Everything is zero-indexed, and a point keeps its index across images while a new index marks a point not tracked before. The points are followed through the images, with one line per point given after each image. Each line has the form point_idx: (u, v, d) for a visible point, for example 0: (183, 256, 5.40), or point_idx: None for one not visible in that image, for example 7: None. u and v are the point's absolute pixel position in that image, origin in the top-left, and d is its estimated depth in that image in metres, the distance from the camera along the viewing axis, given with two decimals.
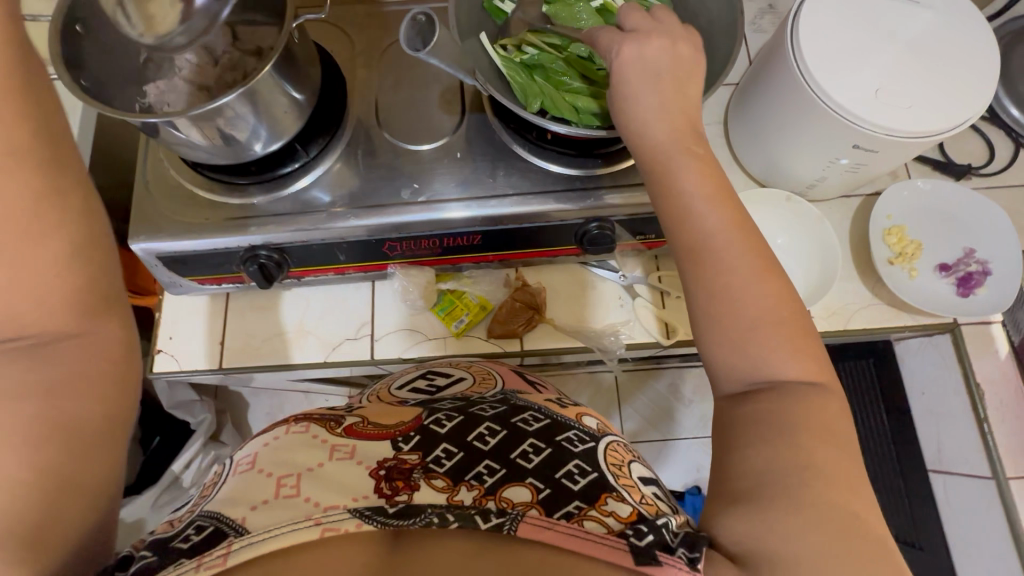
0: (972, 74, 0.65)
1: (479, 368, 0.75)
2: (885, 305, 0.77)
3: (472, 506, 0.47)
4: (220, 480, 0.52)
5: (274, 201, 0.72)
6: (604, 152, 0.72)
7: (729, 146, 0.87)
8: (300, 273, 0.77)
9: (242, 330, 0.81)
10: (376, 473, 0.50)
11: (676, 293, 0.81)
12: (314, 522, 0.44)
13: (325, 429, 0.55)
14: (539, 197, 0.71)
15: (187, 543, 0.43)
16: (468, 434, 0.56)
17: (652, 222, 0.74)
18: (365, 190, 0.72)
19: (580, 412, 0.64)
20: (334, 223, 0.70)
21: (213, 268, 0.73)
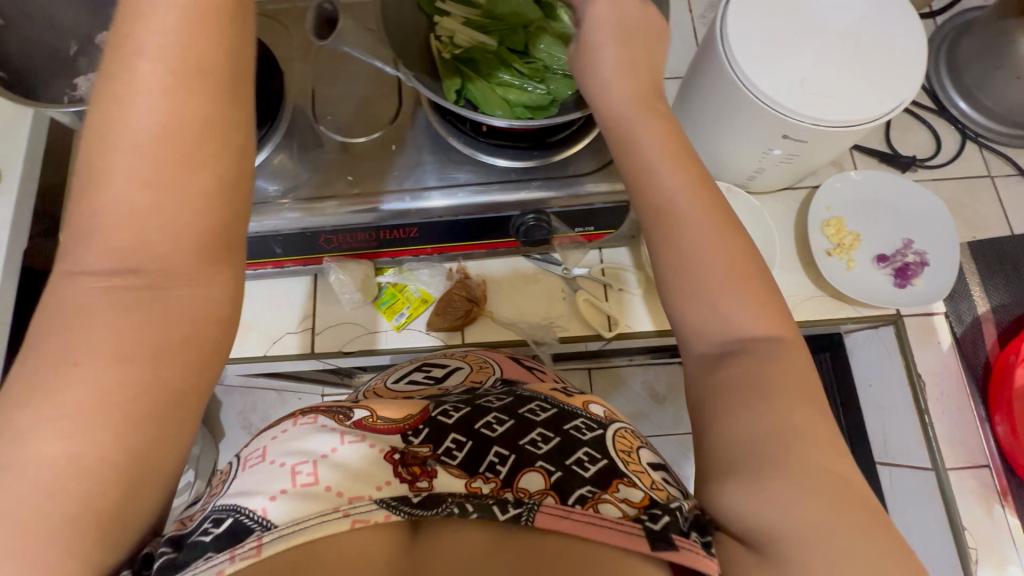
0: (898, 65, 0.65)
1: (478, 359, 0.72)
2: (828, 296, 0.77)
3: (489, 495, 0.44)
4: (229, 477, 0.45)
5: None
6: (556, 140, 0.72)
7: None
8: None
9: None
10: (392, 459, 0.45)
11: (618, 286, 0.81)
12: (342, 514, 0.40)
13: (333, 417, 0.48)
14: (494, 187, 0.71)
15: (208, 536, 0.37)
16: (476, 422, 0.51)
17: (589, 214, 0.74)
18: (304, 179, 0.71)
19: (587, 400, 0.58)
20: (267, 215, 0.69)
21: None
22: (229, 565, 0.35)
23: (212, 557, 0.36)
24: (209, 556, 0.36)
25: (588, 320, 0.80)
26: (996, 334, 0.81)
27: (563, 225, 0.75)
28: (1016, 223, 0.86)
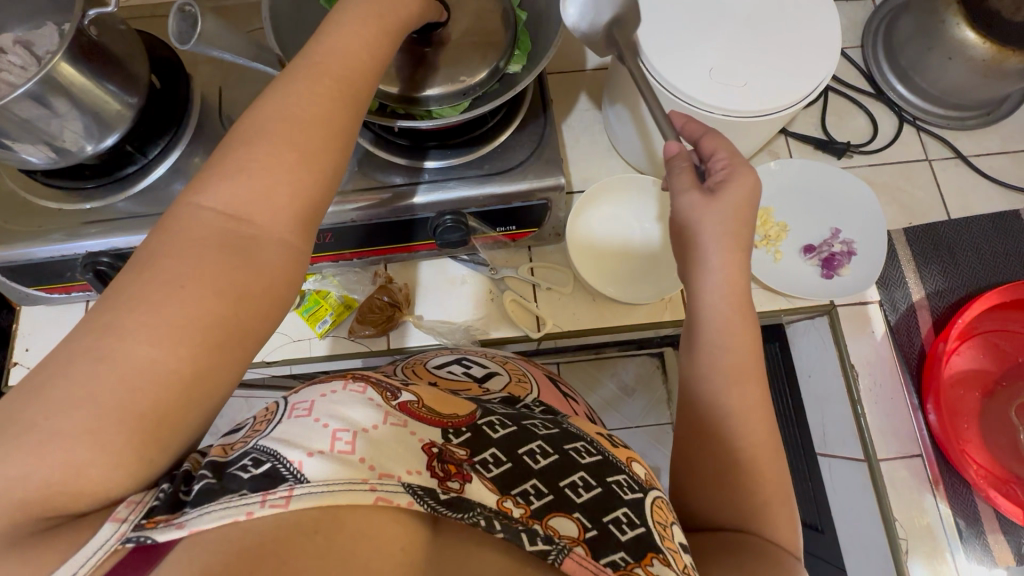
0: (809, 51, 0.63)
1: (515, 370, 0.70)
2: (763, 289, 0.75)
3: (518, 518, 0.41)
4: (275, 418, 0.42)
5: (117, 203, 0.71)
6: (478, 134, 0.70)
7: (607, 132, 0.85)
8: None
9: None
10: (428, 450, 0.43)
11: (547, 285, 0.79)
12: (368, 487, 0.37)
13: (380, 394, 0.45)
14: (424, 187, 0.69)
15: (247, 474, 0.36)
16: (519, 446, 0.48)
17: (506, 213, 0.72)
18: None
19: (631, 457, 0.53)
20: None
21: (54, 276, 0.72)
22: (259, 507, 0.34)
23: (247, 496, 0.34)
24: (244, 493, 0.35)
25: (516, 321, 0.79)
26: (932, 320, 0.81)
27: (482, 226, 0.73)
28: (953, 207, 0.84)
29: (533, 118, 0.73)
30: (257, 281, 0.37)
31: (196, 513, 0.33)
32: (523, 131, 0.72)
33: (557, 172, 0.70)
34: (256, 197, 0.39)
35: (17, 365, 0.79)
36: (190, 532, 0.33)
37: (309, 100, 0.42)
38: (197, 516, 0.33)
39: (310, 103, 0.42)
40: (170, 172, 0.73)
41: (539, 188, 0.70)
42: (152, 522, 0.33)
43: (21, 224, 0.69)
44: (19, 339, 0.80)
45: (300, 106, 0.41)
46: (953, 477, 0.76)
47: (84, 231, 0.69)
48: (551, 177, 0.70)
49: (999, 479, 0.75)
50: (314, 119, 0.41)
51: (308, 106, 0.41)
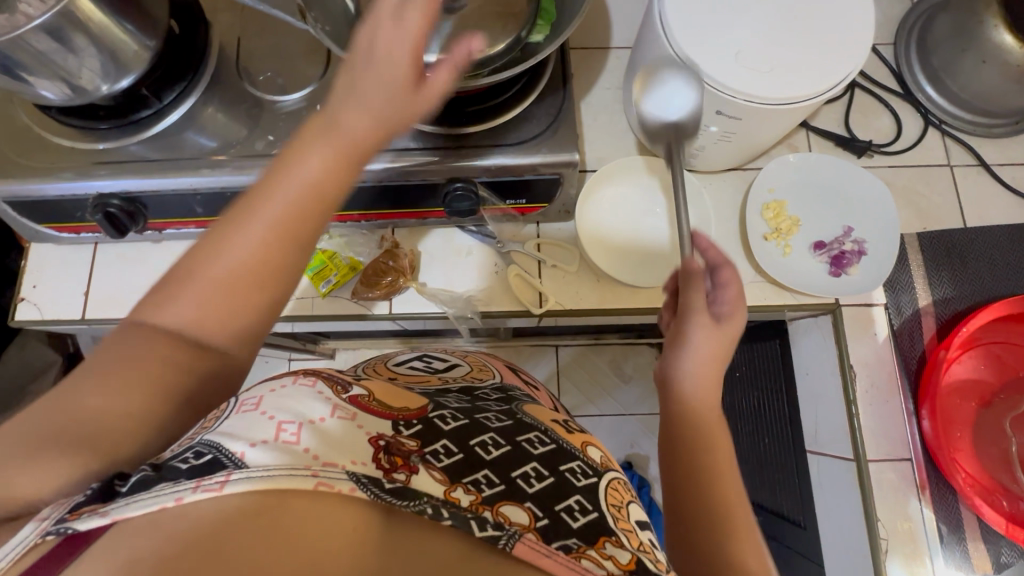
0: (839, 40, 0.62)
1: (475, 361, 0.82)
2: (767, 283, 0.75)
3: (467, 506, 0.43)
4: (220, 415, 0.44)
5: (129, 146, 0.70)
6: (494, 103, 0.69)
7: (625, 114, 0.84)
8: (159, 226, 0.75)
9: (106, 281, 0.79)
10: (376, 443, 0.45)
11: (552, 262, 0.79)
12: (309, 473, 0.38)
13: (331, 390, 0.50)
14: (434, 152, 0.69)
15: (185, 465, 0.36)
16: (470, 439, 0.53)
17: (517, 186, 0.72)
18: (242, 138, 0.71)
19: (584, 442, 0.64)
20: (185, 173, 0.68)
21: (65, 214, 0.72)
22: (192, 493, 0.34)
23: (180, 483, 0.35)
24: (178, 482, 0.35)
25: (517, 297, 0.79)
26: (935, 328, 0.80)
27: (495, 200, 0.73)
28: (970, 216, 0.83)
29: (551, 92, 0.72)
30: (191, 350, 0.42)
31: (123, 502, 0.33)
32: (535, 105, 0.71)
33: (572, 146, 0.69)
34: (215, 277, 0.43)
35: (23, 301, 0.79)
36: (111, 522, 0.33)
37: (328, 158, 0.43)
38: (122, 504, 0.33)
39: (316, 166, 0.43)
40: (183, 119, 0.72)
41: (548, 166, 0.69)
42: (74, 514, 0.33)
43: (35, 161, 0.69)
44: (28, 275, 0.79)
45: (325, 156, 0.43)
46: (941, 484, 0.76)
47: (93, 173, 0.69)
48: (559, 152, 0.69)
49: (987, 490, 0.75)
50: (328, 173, 0.43)
51: (328, 159, 0.43)
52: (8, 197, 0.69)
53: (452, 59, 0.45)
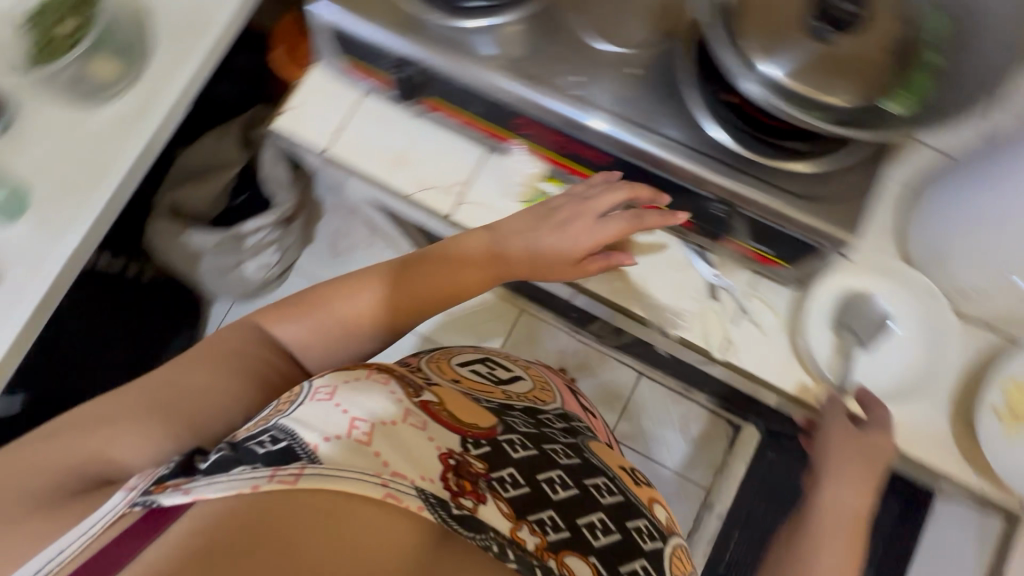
0: None
1: (536, 374, 0.88)
2: (959, 453, 0.71)
3: (534, 552, 0.52)
4: (298, 399, 0.52)
5: (443, 25, 0.71)
6: (793, 146, 0.66)
7: (897, 218, 0.75)
8: (433, 106, 0.78)
9: (365, 130, 0.82)
10: (445, 462, 0.53)
11: (758, 322, 0.76)
12: (380, 482, 0.47)
13: (401, 391, 0.59)
14: (713, 165, 0.66)
15: (262, 449, 0.46)
16: (536, 475, 0.61)
17: (777, 239, 0.69)
18: (535, 65, 0.70)
19: (652, 499, 0.71)
20: (481, 72, 0.69)
21: (367, 60, 0.74)
22: (269, 481, 0.43)
23: (258, 468, 0.44)
24: (256, 467, 0.44)
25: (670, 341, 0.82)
26: None
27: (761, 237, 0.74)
28: None
29: (858, 167, 0.67)
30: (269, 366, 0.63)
31: (202, 482, 0.43)
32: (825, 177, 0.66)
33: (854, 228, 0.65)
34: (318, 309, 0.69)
35: (288, 111, 0.82)
36: (190, 499, 0.42)
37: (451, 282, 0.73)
38: (204, 484, 0.43)
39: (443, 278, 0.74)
40: (490, 25, 0.71)
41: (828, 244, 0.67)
42: (160, 487, 0.43)
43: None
44: (298, 91, 0.83)
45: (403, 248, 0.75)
46: None
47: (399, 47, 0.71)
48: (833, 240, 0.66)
49: None
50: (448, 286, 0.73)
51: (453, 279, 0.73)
52: (333, 27, 0.72)
53: (607, 260, 0.73)
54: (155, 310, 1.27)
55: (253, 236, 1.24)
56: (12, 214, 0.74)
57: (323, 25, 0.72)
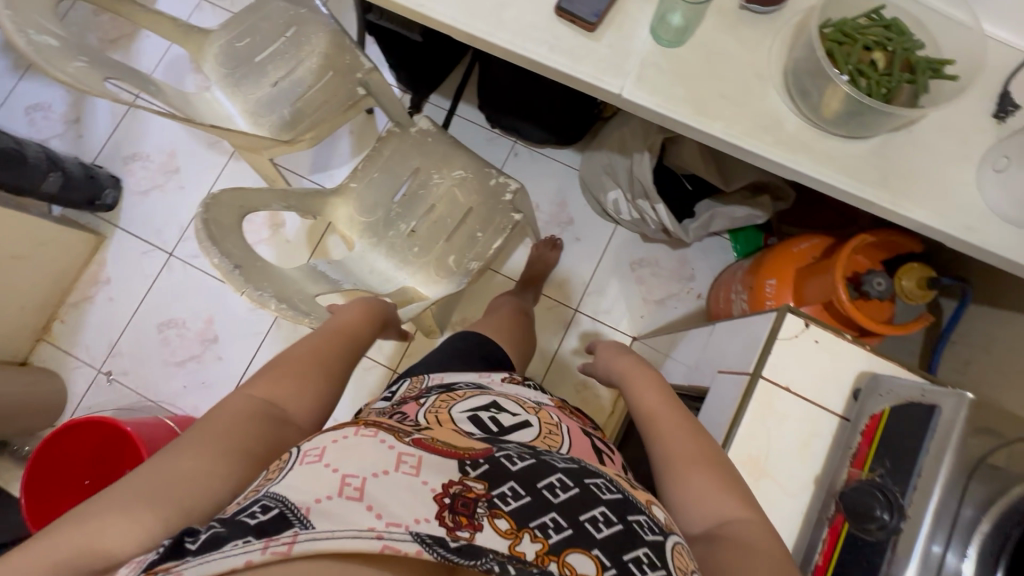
0: None
1: (547, 421, 0.58)
2: None
3: (533, 561, 0.37)
4: (286, 465, 0.42)
5: (890, 389, 0.49)
6: None
7: None
8: (867, 436, 0.49)
9: (791, 371, 0.53)
10: (439, 501, 0.39)
11: None
12: (374, 535, 0.35)
13: (394, 436, 0.44)
14: None
15: (252, 520, 0.35)
16: (539, 479, 0.43)
17: None
18: (905, 438, 0.47)
19: (650, 499, 0.47)
20: (931, 417, 0.46)
21: (891, 397, 0.49)
22: (259, 555, 0.33)
23: (249, 541, 0.34)
24: (247, 540, 0.34)
25: None
26: None
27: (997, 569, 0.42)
28: None
29: None
30: (243, 450, 0.43)
31: (195, 562, 0.33)
32: (969, 481, 0.44)
33: None
34: (311, 340, 0.59)
35: (805, 329, 0.53)
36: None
37: (358, 330, 0.64)
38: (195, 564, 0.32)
39: (348, 312, 0.67)
40: (885, 399, 0.49)
41: (955, 569, 0.43)
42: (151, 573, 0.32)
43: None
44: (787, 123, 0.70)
45: (360, 314, 0.68)
46: None
47: (865, 180, 0.62)
48: (909, 515, 0.44)
49: None
50: (374, 321, 0.69)
51: (346, 315, 0.66)
52: (888, 384, 0.50)
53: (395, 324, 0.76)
54: (514, 84, 1.11)
55: (647, 208, 1.03)
56: (658, 33, 0.66)
57: (872, 389, 0.51)
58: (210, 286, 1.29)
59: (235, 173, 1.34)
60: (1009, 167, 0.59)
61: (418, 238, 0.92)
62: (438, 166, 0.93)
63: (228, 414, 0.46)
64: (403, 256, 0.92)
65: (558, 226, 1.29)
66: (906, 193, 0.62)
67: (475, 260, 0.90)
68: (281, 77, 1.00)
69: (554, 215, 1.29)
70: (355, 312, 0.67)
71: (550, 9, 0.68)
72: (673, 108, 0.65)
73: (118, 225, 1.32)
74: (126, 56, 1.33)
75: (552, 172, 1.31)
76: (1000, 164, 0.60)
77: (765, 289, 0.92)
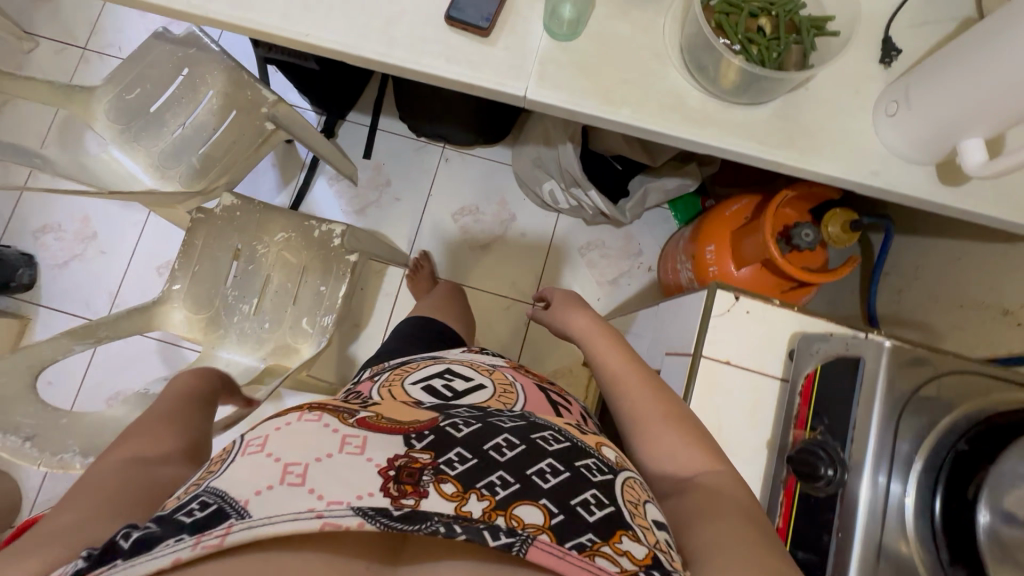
0: None
1: (501, 380, 0.64)
2: None
3: (479, 517, 0.37)
4: (227, 458, 0.42)
5: (819, 348, 0.53)
6: None
7: None
8: (806, 397, 0.52)
9: (727, 344, 0.55)
10: (385, 474, 0.39)
11: None
12: (314, 514, 0.35)
13: (338, 418, 0.45)
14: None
15: (187, 520, 0.35)
16: (485, 440, 0.44)
17: None
18: (840, 392, 0.49)
19: (600, 442, 0.50)
20: (860, 368, 0.49)
21: (822, 356, 0.52)
22: (190, 552, 0.32)
23: (181, 540, 0.33)
24: (178, 538, 0.33)
25: None
26: None
27: (937, 502, 0.45)
28: None
29: None
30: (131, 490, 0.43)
31: (123, 565, 0.32)
32: (900, 421, 0.47)
33: None
34: (161, 408, 0.58)
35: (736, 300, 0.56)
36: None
37: (205, 389, 0.64)
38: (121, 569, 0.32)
39: (194, 376, 0.66)
40: (816, 358, 0.52)
41: (899, 501, 0.46)
42: None
43: (962, 46, 0.55)
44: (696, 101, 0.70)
45: (207, 375, 0.67)
46: None
47: (775, 143, 0.64)
48: (852, 466, 0.47)
49: None
50: (216, 379, 0.68)
51: (191, 377, 0.65)
52: (816, 345, 0.53)
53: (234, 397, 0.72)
54: (429, 92, 1.08)
55: (581, 195, 1.04)
56: (553, 29, 0.65)
57: (805, 350, 0.54)
58: (151, 349, 1.22)
59: (156, 229, 1.27)
60: (899, 112, 0.61)
61: (266, 313, 0.90)
62: (257, 237, 0.91)
63: (101, 473, 0.45)
64: (326, 304, 0.90)
65: (501, 225, 1.28)
66: (812, 151, 0.64)
67: (327, 313, 0.90)
68: (182, 124, 0.95)
69: (496, 213, 1.29)
70: (199, 375, 0.66)
71: (440, 18, 0.66)
72: (579, 102, 0.65)
73: (41, 303, 1.24)
74: (15, 122, 1.24)
75: (486, 172, 1.30)
76: (891, 108, 0.62)
77: (707, 256, 0.95)
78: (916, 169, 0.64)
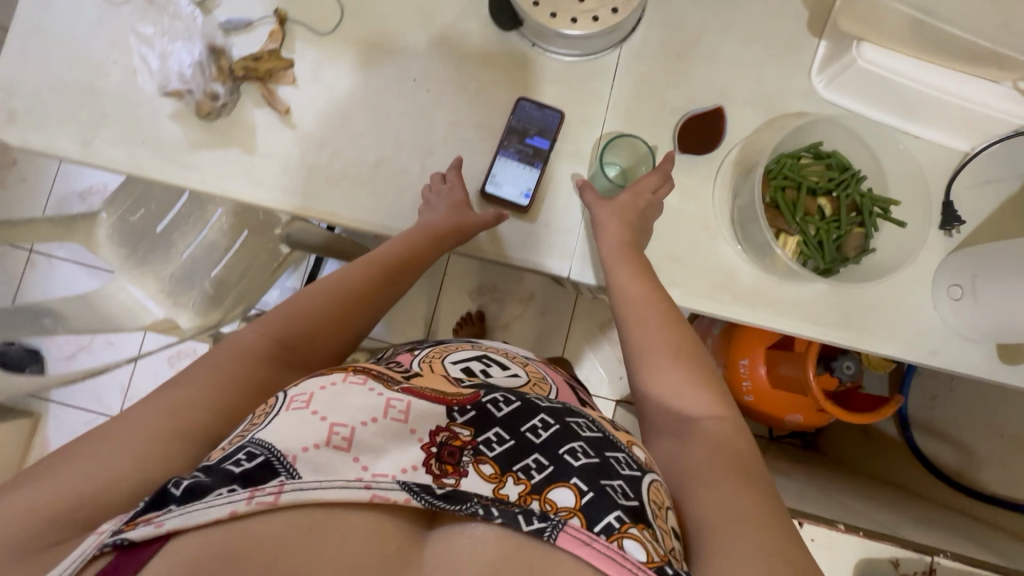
0: None
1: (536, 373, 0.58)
2: None
3: (516, 501, 0.39)
4: (271, 411, 0.41)
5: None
6: None
7: None
8: None
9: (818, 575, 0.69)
10: (427, 449, 0.41)
11: None
12: (363, 485, 0.37)
13: (383, 383, 0.44)
14: None
15: (237, 470, 0.36)
16: (522, 422, 0.43)
17: None
18: None
19: (630, 442, 0.47)
20: None
21: None
22: (245, 504, 0.34)
23: (234, 492, 0.35)
24: (231, 490, 0.35)
25: None
26: None
27: None
28: None
29: None
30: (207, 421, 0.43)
31: (178, 512, 0.34)
32: None
33: None
34: (328, 284, 0.56)
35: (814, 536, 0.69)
36: (165, 534, 0.33)
37: (380, 269, 0.59)
38: (175, 518, 0.33)
39: (387, 248, 0.59)
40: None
41: None
42: (129, 527, 0.34)
43: None
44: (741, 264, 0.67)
45: (398, 250, 0.60)
46: None
47: (828, 323, 0.61)
48: None
49: None
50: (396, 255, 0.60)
51: (379, 254, 0.59)
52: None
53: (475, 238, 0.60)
54: None
55: None
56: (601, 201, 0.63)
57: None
58: None
59: None
60: (965, 297, 0.58)
61: None
62: None
63: (221, 364, 0.47)
64: None
65: (520, 301, 1.25)
66: (866, 334, 0.61)
67: None
68: (190, 245, 0.90)
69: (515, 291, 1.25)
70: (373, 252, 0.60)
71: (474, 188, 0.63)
72: None
73: (52, 399, 1.21)
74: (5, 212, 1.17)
75: None
76: (955, 292, 0.59)
77: (740, 369, 0.92)
78: (977, 347, 0.61)
